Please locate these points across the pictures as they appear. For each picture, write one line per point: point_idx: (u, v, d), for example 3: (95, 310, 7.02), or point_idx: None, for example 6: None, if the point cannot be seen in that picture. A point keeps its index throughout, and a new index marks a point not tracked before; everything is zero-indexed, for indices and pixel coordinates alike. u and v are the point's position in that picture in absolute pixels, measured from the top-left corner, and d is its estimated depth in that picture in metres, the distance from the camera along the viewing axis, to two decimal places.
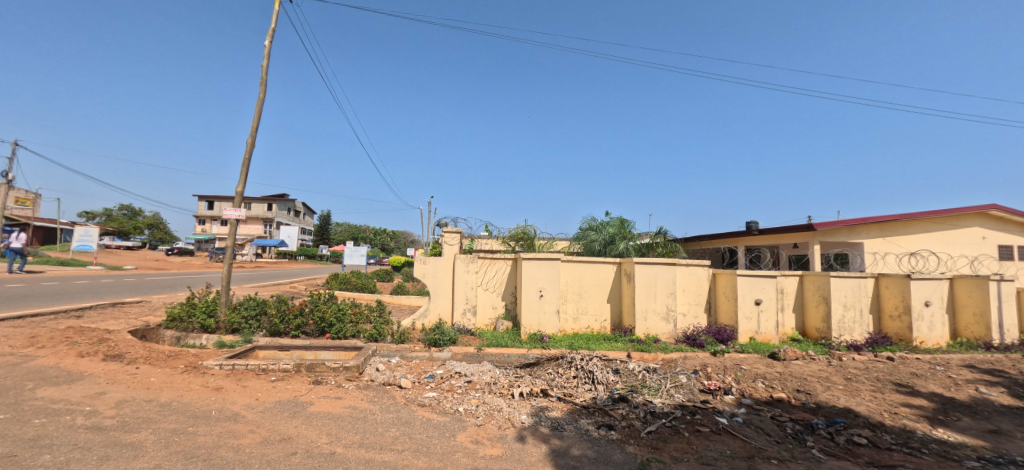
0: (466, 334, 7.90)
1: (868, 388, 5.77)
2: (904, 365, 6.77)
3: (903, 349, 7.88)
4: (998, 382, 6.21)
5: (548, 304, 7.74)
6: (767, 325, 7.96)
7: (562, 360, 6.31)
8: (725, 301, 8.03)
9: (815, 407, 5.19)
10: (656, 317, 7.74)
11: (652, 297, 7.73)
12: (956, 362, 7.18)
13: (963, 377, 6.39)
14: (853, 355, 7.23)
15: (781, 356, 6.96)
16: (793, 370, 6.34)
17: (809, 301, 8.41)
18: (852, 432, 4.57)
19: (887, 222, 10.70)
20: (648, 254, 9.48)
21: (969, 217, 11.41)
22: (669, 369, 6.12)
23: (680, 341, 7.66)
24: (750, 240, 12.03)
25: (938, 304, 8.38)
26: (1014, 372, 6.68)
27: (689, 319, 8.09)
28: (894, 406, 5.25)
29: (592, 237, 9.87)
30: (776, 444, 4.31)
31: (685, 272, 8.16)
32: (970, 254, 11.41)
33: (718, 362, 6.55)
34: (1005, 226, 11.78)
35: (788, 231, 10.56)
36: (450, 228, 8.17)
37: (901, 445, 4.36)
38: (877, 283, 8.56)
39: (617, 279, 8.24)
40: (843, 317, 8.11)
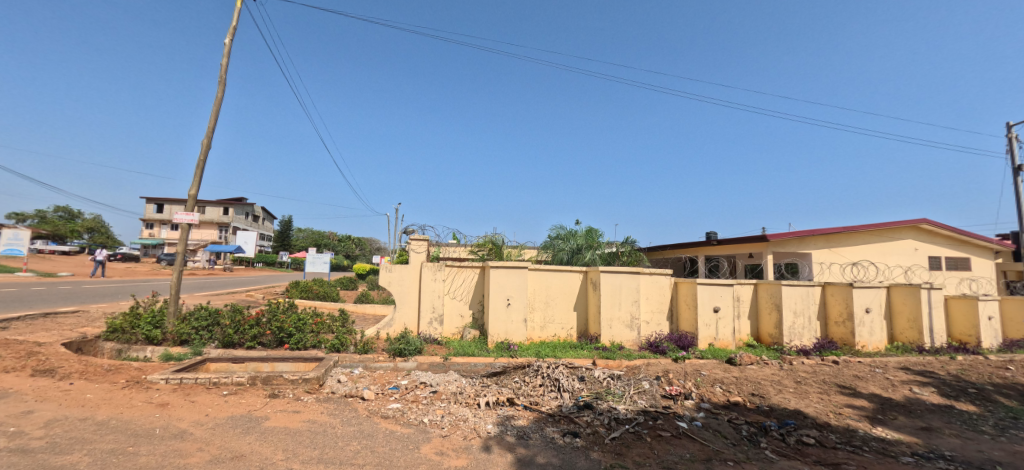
0: (433, 343, 7.77)
1: (815, 391, 6.09)
2: (848, 368, 7.21)
3: (847, 353, 8.38)
4: (928, 382, 6.71)
5: (515, 312, 7.72)
6: (724, 331, 8.29)
7: (528, 368, 6.29)
8: (686, 310, 8.31)
9: (768, 409, 5.42)
10: (621, 324, 7.90)
11: (616, 305, 7.89)
12: (893, 364, 7.71)
13: (898, 378, 6.86)
14: (802, 360, 7.62)
15: (737, 361, 7.24)
16: (748, 375, 6.61)
17: (763, 309, 8.82)
18: (801, 433, 4.83)
19: (831, 233, 11.45)
20: (615, 263, 9.73)
21: (902, 230, 12.39)
22: (632, 376, 6.23)
23: (643, 348, 7.83)
24: (707, 249, 12.64)
25: (877, 311, 8.99)
26: (943, 373, 7.26)
27: (651, 326, 8.30)
28: (839, 407, 5.58)
29: (559, 245, 9.99)
30: (732, 446, 4.50)
31: (649, 280, 8.35)
32: (905, 264, 12.37)
33: (679, 368, 6.73)
34: (934, 239, 12.82)
35: (743, 242, 11.12)
36: (417, 236, 8.05)
37: (846, 444, 4.64)
38: (824, 291, 9.09)
39: (584, 287, 8.36)
40: (793, 323, 8.56)
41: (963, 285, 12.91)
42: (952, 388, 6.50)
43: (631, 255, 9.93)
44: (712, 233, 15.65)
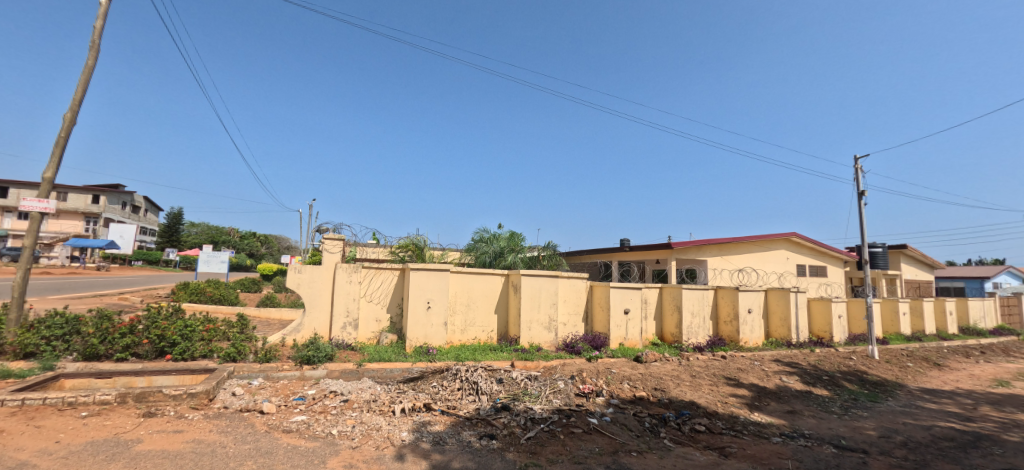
0: (346, 349, 7.32)
1: (707, 383, 6.80)
2: (733, 362, 8.17)
3: (733, 348, 9.49)
4: (793, 372, 7.85)
5: (435, 316, 7.58)
6: (633, 331, 8.93)
7: (447, 372, 6.19)
8: (600, 312, 8.81)
9: (668, 402, 5.93)
10: (539, 326, 8.13)
11: (536, 308, 8.11)
12: (768, 357, 8.89)
13: (772, 369, 7.93)
14: (697, 355, 8.47)
15: (643, 358, 7.82)
16: (652, 371, 7.18)
17: (666, 310, 9.65)
18: (695, 422, 5.36)
19: (724, 243, 12.94)
20: (536, 266, 10.03)
21: (778, 241, 14.39)
22: (549, 376, 6.44)
23: (560, 349, 8.14)
24: (621, 255, 13.56)
25: (758, 311, 10.31)
26: (804, 363, 8.54)
27: (568, 328, 8.66)
28: (725, 396, 6.29)
29: (482, 248, 10.03)
30: (636, 438, 4.84)
31: (567, 283, 8.71)
32: (780, 270, 14.39)
33: (592, 367, 7.10)
34: (801, 250, 15.08)
35: (652, 249, 12.11)
36: (331, 235, 7.56)
37: (729, 429, 5.25)
38: (716, 294, 10.21)
39: (505, 290, 8.49)
40: (691, 323, 9.49)
41: (822, 288, 15.35)
42: (811, 376, 7.66)
43: (551, 259, 10.30)
44: (625, 239, 16.82)
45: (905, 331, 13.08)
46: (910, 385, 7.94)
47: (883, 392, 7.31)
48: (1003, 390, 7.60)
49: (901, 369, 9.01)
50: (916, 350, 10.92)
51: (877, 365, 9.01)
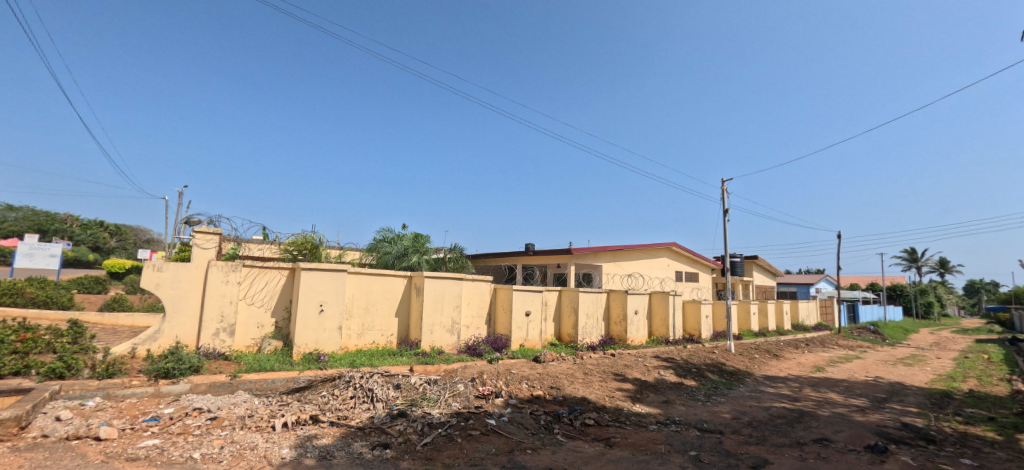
0: (218, 359, 6.41)
1: (597, 379, 7.33)
2: (620, 359, 8.93)
3: (622, 346, 10.39)
4: (669, 365, 8.84)
5: (329, 320, 7.06)
6: (533, 332, 9.31)
7: (339, 380, 5.79)
8: (502, 314, 9.01)
9: (562, 399, 6.26)
10: (442, 329, 8.04)
11: (439, 310, 8.01)
12: (650, 354, 9.91)
13: (652, 364, 8.83)
14: (590, 354, 9.10)
15: (541, 358, 8.16)
16: (549, 370, 7.53)
17: (564, 312, 10.24)
18: (585, 416, 5.73)
19: (617, 250, 14.17)
20: (441, 268, 9.96)
21: (662, 250, 16.18)
22: (449, 379, 6.38)
23: (462, 351, 8.13)
24: (525, 259, 14.11)
25: (643, 313, 11.44)
26: (678, 357, 9.69)
27: (471, 330, 8.70)
28: (613, 391, 6.83)
29: (385, 249, 9.66)
30: (531, 436, 5.01)
31: (471, 286, 8.76)
32: (663, 276, 16.18)
33: (493, 368, 7.21)
34: (680, 258, 17.15)
35: (554, 254, 12.85)
36: (204, 228, 6.63)
37: (615, 421, 5.71)
38: (608, 297, 11.10)
39: (407, 293, 8.25)
40: (586, 324, 10.19)
41: (695, 292, 17.61)
42: (682, 368, 8.70)
43: (457, 261, 10.32)
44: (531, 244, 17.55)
45: (754, 328, 15.58)
46: (755, 373, 9.46)
47: (736, 381, 8.60)
48: (819, 374, 9.46)
49: (750, 360, 10.69)
50: (761, 344, 13.08)
51: (734, 357, 10.59)
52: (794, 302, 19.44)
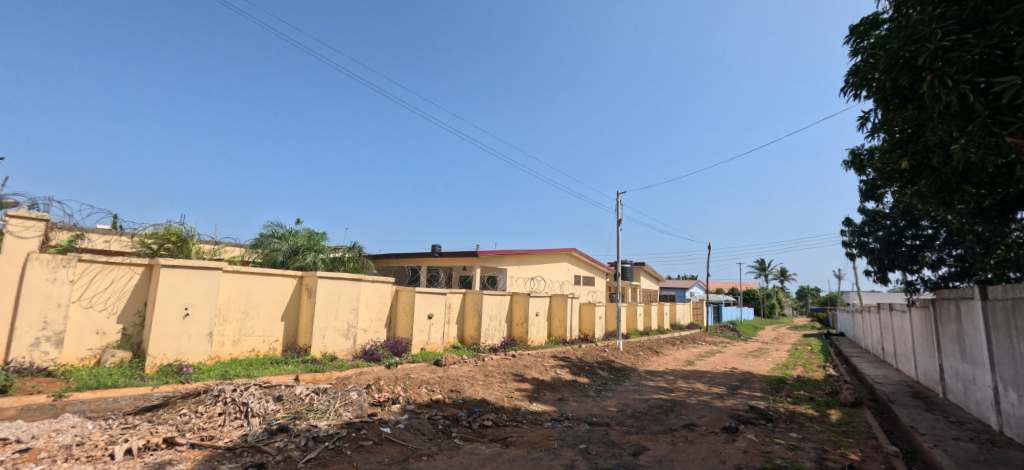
0: (36, 377, 5.15)
1: (497, 380, 7.47)
2: (520, 360, 9.22)
3: (522, 347, 10.77)
4: (565, 364, 9.36)
5: (196, 325, 6.16)
6: (435, 335, 9.24)
7: (205, 395, 5.06)
8: (404, 317, 8.79)
9: (461, 402, 6.25)
10: (335, 334, 7.54)
11: (332, 314, 7.51)
12: (548, 353, 10.40)
13: (549, 363, 9.27)
14: (491, 356, 9.26)
15: (442, 362, 8.08)
16: (450, 373, 7.47)
17: (468, 315, 10.31)
18: (484, 417, 5.79)
19: (522, 254, 14.73)
20: (339, 267, 9.40)
21: (564, 255, 17.19)
22: (340, 387, 5.98)
23: (357, 357, 7.70)
24: (431, 260, 14.03)
25: (544, 314, 12.00)
26: (574, 356, 10.31)
27: (369, 335, 8.29)
28: (511, 391, 7.01)
29: (274, 245, 8.85)
30: (428, 441, 4.91)
31: (371, 287, 8.38)
32: (564, 280, 17.22)
33: (390, 374, 6.93)
34: (581, 262, 18.38)
35: (460, 255, 13.10)
36: (26, 214, 5.43)
37: (512, 420, 5.86)
38: (512, 299, 11.44)
39: (297, 295, 7.58)
40: (489, 326, 10.38)
41: (591, 295, 19.00)
42: (576, 367, 9.28)
43: (358, 261, 9.82)
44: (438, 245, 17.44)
45: (639, 328, 17.37)
46: (639, 369, 10.49)
47: (623, 376, 9.43)
48: (689, 367, 10.80)
49: (636, 356, 11.82)
50: (645, 342, 14.57)
51: (622, 354, 11.61)
52: (673, 305, 22.05)
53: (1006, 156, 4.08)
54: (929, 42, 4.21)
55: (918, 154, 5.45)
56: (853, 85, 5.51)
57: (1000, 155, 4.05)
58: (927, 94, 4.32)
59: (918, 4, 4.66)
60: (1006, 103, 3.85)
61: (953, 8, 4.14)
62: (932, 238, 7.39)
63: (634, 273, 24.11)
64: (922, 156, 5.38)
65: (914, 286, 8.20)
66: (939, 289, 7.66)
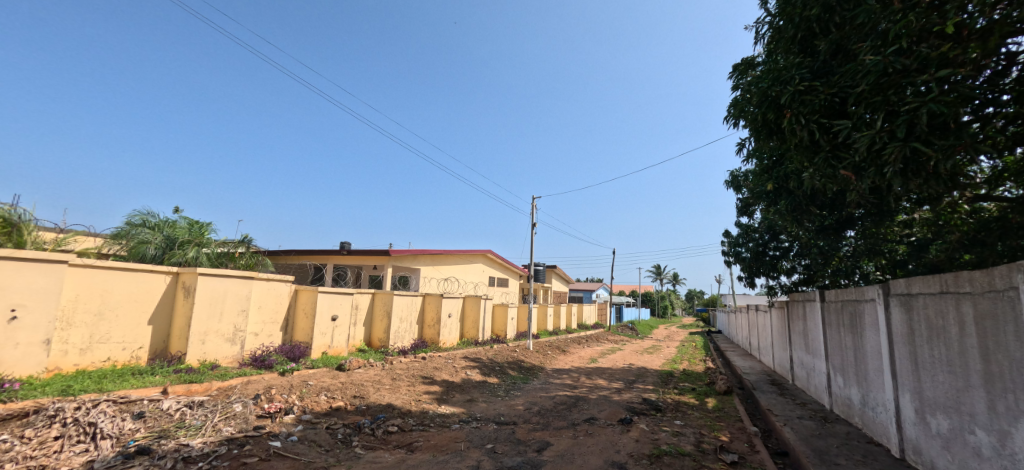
0: None
1: (405, 384, 7.27)
2: (431, 362, 9.09)
3: (433, 349, 10.65)
4: (476, 365, 9.42)
5: (27, 331, 5.02)
6: (339, 338, 8.82)
7: (35, 417, 4.15)
8: (303, 319, 8.22)
9: (365, 408, 5.96)
10: (218, 339, 6.75)
11: (216, 316, 6.71)
12: (459, 354, 10.40)
13: (460, 364, 9.26)
14: (400, 358, 9.00)
15: (345, 366, 7.65)
16: (353, 378, 7.10)
17: (376, 316, 9.95)
18: (389, 423, 5.58)
19: (436, 254, 14.65)
20: (226, 263, 8.58)
21: (480, 257, 17.41)
22: (221, 400, 5.34)
23: (244, 364, 6.96)
24: (338, 258, 13.31)
25: (457, 315, 11.99)
26: (485, 357, 10.43)
27: (260, 339, 7.56)
28: (420, 394, 6.87)
29: (144, 237, 7.99)
30: (325, 453, 4.59)
31: (265, 287, 7.67)
32: (479, 281, 17.41)
33: (284, 382, 6.36)
34: (497, 264, 18.78)
35: (370, 254, 12.87)
36: None
37: (419, 425, 5.74)
38: (424, 300, 11.28)
39: (170, 294, 6.63)
40: (398, 328, 10.13)
41: (505, 296, 19.43)
42: (487, 367, 9.40)
43: (250, 257, 9.10)
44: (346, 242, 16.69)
45: (549, 329, 18.18)
46: (547, 367, 10.95)
47: (531, 375, 9.77)
48: (593, 364, 11.55)
49: (544, 355, 12.33)
50: (554, 341, 15.28)
51: (531, 354, 12.03)
52: (581, 306, 23.44)
53: (839, 185, 4.98)
54: (790, 85, 4.98)
55: (779, 178, 6.42)
56: (734, 115, 6.30)
57: (835, 184, 4.93)
58: (787, 129, 5.09)
59: (783, 52, 5.50)
60: (840, 142, 4.71)
61: (808, 60, 4.97)
62: (788, 250, 8.76)
63: (545, 276, 25.19)
64: (783, 180, 6.35)
65: (773, 290, 9.65)
66: (792, 292, 9.07)
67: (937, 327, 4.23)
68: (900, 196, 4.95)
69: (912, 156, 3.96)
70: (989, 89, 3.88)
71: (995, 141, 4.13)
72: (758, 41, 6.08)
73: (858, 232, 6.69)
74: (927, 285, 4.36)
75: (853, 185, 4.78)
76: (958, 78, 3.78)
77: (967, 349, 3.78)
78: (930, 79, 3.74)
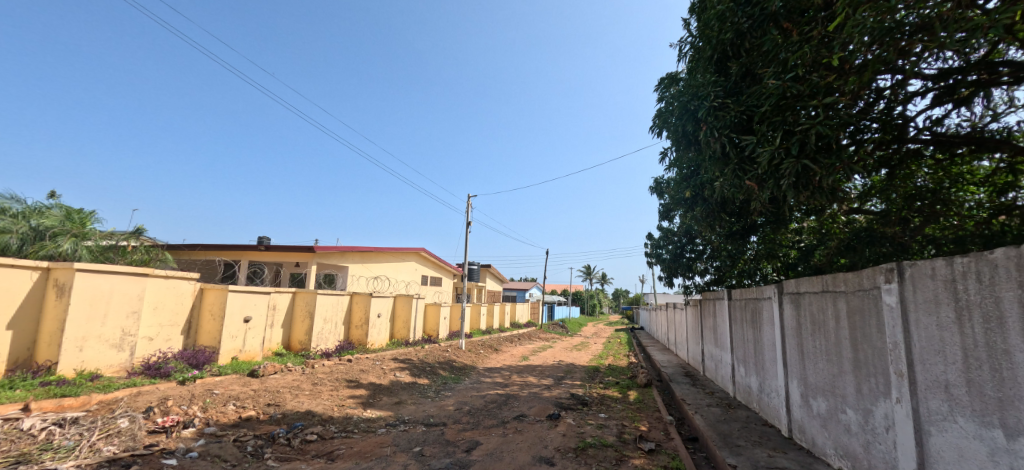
0: None
1: (327, 389, 6.88)
2: (357, 364, 8.71)
3: (360, 351, 10.21)
4: (405, 366, 9.18)
5: None
6: (252, 342, 8.13)
7: None
8: (210, 322, 7.47)
9: (280, 417, 5.55)
10: (101, 344, 5.91)
11: (98, 319, 5.86)
12: (388, 356, 10.07)
13: (388, 366, 8.97)
14: (322, 362, 8.51)
15: (259, 372, 7.07)
16: (267, 385, 6.57)
17: (297, 317, 9.33)
18: (307, 432, 5.24)
19: (366, 252, 14.14)
20: (113, 257, 7.56)
21: (414, 255, 17.06)
22: (102, 415, 4.66)
23: (134, 373, 6.15)
24: (254, 254, 12.53)
25: (387, 315, 11.62)
26: (415, 357, 10.21)
27: (155, 344, 6.73)
28: (343, 400, 6.54)
29: (5, 226, 6.89)
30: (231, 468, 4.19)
31: (163, 286, 6.86)
32: (411, 280, 17.00)
33: (184, 392, 5.72)
34: (431, 262, 18.55)
35: (292, 250, 12.17)
36: None
37: (341, 431, 5.46)
38: (351, 300, 10.78)
39: (37, 293, 5.66)
40: (322, 329, 9.58)
41: (438, 295, 19.18)
42: (417, 368, 9.21)
43: (144, 253, 8.11)
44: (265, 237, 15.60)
45: (482, 328, 18.24)
46: (478, 367, 10.97)
47: (463, 375, 9.72)
48: (524, 362, 11.79)
49: (477, 355, 12.36)
50: (487, 340, 15.36)
51: (464, 353, 11.99)
52: (514, 305, 23.81)
53: (745, 195, 5.52)
54: (707, 101, 5.47)
55: (696, 187, 6.99)
56: (659, 125, 6.72)
57: (742, 193, 5.44)
58: (703, 141, 5.57)
59: (701, 71, 5.98)
60: (746, 156, 5.15)
61: (722, 79, 5.45)
62: (702, 252, 9.58)
63: (480, 275, 25.26)
64: (699, 189, 6.94)
65: (689, 289, 10.50)
66: (705, 291, 9.94)
67: (819, 321, 4.86)
68: (793, 207, 5.60)
69: (803, 172, 4.49)
70: (861, 117, 4.49)
71: (865, 163, 4.79)
72: (682, 59, 6.58)
73: (759, 237, 7.48)
74: (812, 284, 4.99)
75: (756, 195, 5.32)
76: (840, 106, 4.35)
77: (841, 339, 4.38)
78: (819, 105, 4.28)
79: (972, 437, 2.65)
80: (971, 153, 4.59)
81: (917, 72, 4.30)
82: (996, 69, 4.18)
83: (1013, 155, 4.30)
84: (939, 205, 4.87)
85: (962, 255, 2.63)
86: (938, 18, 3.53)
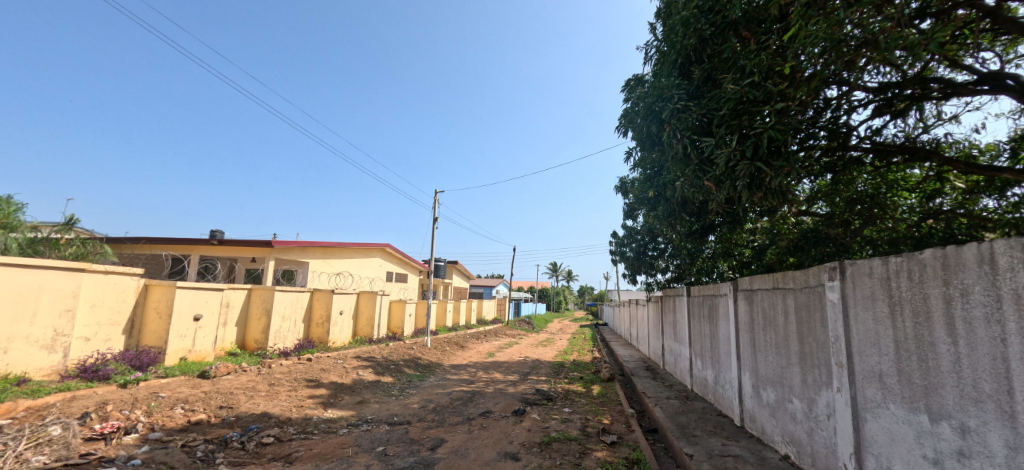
0: None
1: (285, 389, 6.64)
2: (317, 363, 8.45)
3: (321, 349, 9.91)
4: (368, 364, 9.00)
5: None
6: (203, 341, 7.70)
7: None
8: (155, 320, 7.03)
9: (233, 420, 5.31)
10: (29, 346, 5.43)
11: (25, 318, 5.39)
12: (350, 354, 9.83)
13: (350, 364, 8.75)
14: (280, 361, 8.20)
15: (211, 374, 6.72)
16: (219, 387, 6.26)
17: (252, 315, 8.94)
18: (263, 434, 5.05)
19: (328, 247, 13.70)
20: (44, 251, 6.96)
21: (379, 251, 16.70)
22: (30, 423, 4.30)
23: (68, 377, 5.71)
24: (206, 249, 11.80)
25: (349, 312, 11.32)
26: (379, 355, 10.02)
27: (92, 345, 6.26)
28: (302, 400, 6.33)
29: None
30: None
31: (102, 282, 6.38)
32: (376, 276, 16.64)
33: (126, 396, 5.37)
34: (396, 259, 18.22)
35: (248, 245, 11.61)
36: None
37: (299, 433, 5.29)
38: (311, 297, 10.43)
39: None
40: (279, 327, 9.22)
41: (403, 292, 18.88)
42: (381, 366, 9.05)
43: (80, 246, 7.52)
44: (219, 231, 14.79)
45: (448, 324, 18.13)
46: (444, 364, 10.90)
47: (428, 372, 9.63)
48: (490, 358, 11.81)
49: (443, 352, 12.28)
50: (453, 337, 15.29)
51: (429, 351, 11.89)
52: (481, 301, 23.81)
53: (704, 195, 5.75)
54: (671, 104, 5.64)
55: (659, 187, 7.21)
56: (625, 124, 6.87)
57: (701, 194, 5.67)
58: (667, 142, 5.76)
59: (665, 74, 6.18)
60: (706, 158, 5.33)
61: (685, 82, 5.64)
62: (664, 251, 9.94)
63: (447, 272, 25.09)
64: (662, 189, 7.16)
65: (651, 286, 10.85)
66: (665, 288, 10.32)
67: (770, 316, 5.15)
68: (748, 208, 5.89)
69: (756, 174, 4.74)
70: (811, 125, 4.78)
71: (812, 167, 5.10)
72: (647, 62, 6.78)
73: (716, 236, 7.82)
74: (764, 282, 5.28)
75: (714, 196, 5.56)
76: (791, 113, 4.60)
77: (789, 333, 4.67)
78: (773, 111, 4.52)
79: (902, 421, 2.89)
80: (904, 162, 5.00)
81: (862, 83, 4.63)
82: (928, 85, 4.58)
83: (940, 164, 4.73)
84: (876, 208, 5.28)
85: (896, 255, 2.86)
86: (880, 34, 3.81)
